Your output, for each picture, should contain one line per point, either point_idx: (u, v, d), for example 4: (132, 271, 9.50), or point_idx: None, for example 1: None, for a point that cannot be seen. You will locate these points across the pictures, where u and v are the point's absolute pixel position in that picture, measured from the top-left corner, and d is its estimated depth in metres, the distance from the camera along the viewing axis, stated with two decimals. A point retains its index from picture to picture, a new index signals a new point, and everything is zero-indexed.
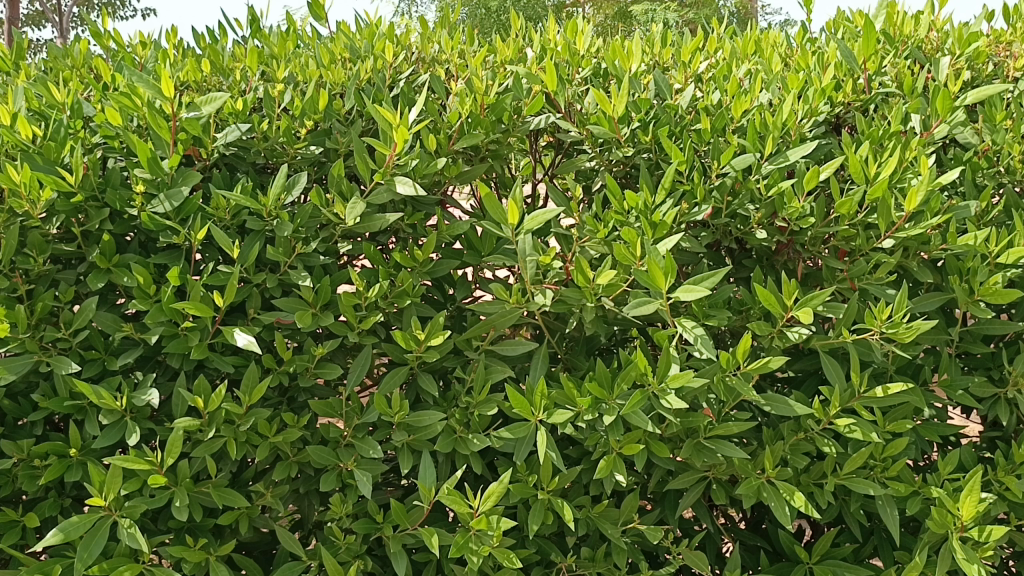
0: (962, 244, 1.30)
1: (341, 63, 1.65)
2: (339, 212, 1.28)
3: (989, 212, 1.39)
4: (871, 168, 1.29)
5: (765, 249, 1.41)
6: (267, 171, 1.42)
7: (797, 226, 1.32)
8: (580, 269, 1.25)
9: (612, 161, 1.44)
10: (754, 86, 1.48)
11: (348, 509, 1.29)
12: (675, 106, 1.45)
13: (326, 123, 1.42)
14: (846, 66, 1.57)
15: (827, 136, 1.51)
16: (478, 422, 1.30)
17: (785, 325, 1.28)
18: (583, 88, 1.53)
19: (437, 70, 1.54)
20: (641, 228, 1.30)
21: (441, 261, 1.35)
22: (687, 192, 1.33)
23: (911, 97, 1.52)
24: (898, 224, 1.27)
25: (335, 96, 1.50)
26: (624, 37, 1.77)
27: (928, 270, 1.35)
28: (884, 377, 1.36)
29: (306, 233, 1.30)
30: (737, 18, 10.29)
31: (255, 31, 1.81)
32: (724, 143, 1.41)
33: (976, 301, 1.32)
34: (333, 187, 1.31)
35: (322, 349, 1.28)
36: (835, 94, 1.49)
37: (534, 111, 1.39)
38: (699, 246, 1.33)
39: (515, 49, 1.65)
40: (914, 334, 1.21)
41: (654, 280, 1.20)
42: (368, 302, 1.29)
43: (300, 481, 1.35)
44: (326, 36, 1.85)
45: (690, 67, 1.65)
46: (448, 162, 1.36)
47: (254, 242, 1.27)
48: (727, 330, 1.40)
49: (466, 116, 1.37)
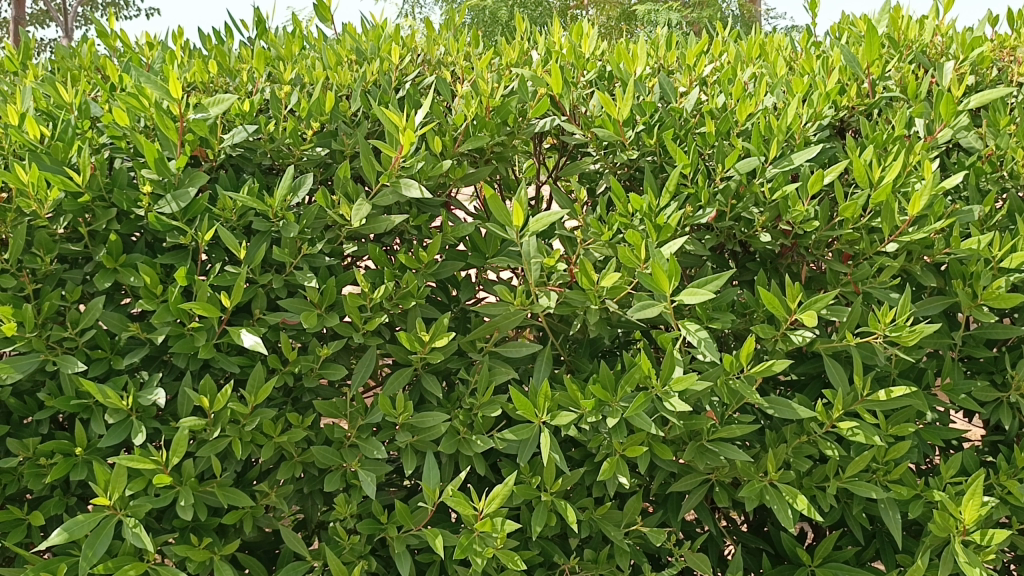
0: (965, 248, 1.30)
1: (347, 65, 1.65)
2: (345, 214, 1.29)
3: (992, 217, 1.39)
4: (875, 171, 1.30)
5: (769, 253, 1.41)
6: (273, 172, 1.42)
7: (800, 230, 1.32)
8: (584, 272, 1.26)
9: (617, 164, 1.44)
10: (759, 90, 1.48)
11: (352, 509, 1.30)
12: (680, 108, 1.45)
13: (332, 125, 1.43)
14: (850, 70, 1.57)
15: (831, 140, 1.51)
16: (482, 423, 1.31)
17: (788, 328, 1.29)
18: (588, 91, 1.53)
19: (443, 73, 1.55)
20: (645, 231, 1.31)
21: (446, 263, 1.36)
22: (692, 195, 1.34)
23: (915, 101, 1.52)
24: (901, 228, 1.28)
25: (341, 97, 1.51)
26: (629, 40, 1.77)
27: (932, 274, 1.35)
28: (887, 381, 1.37)
29: (312, 234, 1.31)
30: (741, 20, 10.25)
31: (261, 32, 1.82)
32: (729, 146, 1.41)
33: (979, 304, 1.33)
34: (339, 188, 1.31)
35: (328, 350, 1.28)
36: (839, 98, 1.49)
37: (539, 113, 1.40)
38: (703, 248, 1.34)
39: (520, 51, 1.66)
40: (917, 337, 1.21)
41: (657, 282, 1.20)
42: (373, 302, 1.29)
43: (305, 482, 1.36)
44: (332, 38, 1.86)
45: (695, 70, 1.65)
46: (453, 164, 1.36)
47: (260, 243, 1.28)
48: (731, 333, 1.41)
49: (472, 118, 1.37)
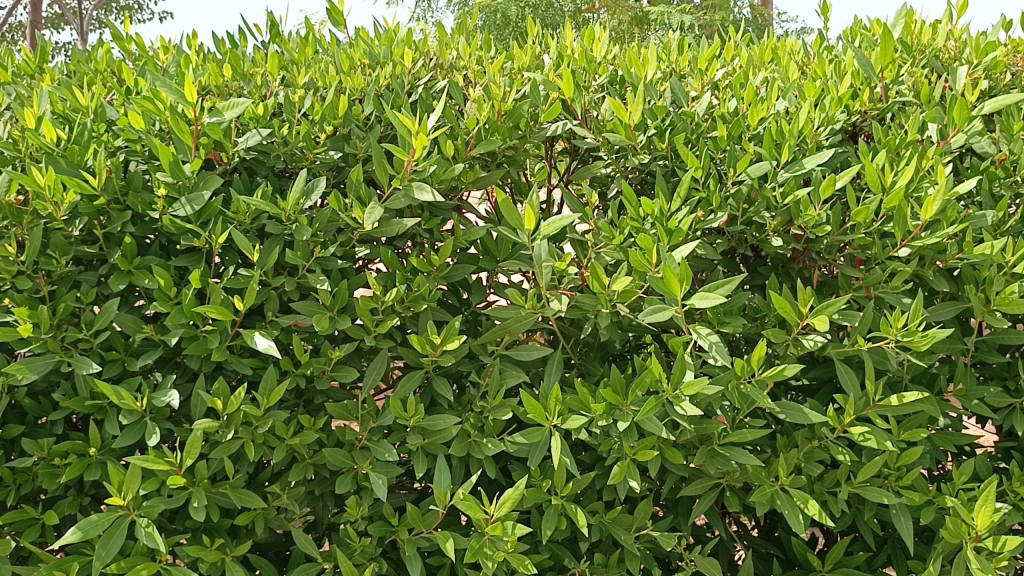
0: (979, 253, 1.29)
1: (360, 69, 1.66)
2: (357, 217, 1.30)
3: (1005, 222, 1.39)
4: (888, 176, 1.29)
5: (781, 257, 1.41)
6: (286, 175, 1.43)
7: (812, 234, 1.32)
8: (596, 275, 1.26)
9: (628, 168, 1.44)
10: (771, 94, 1.48)
11: (363, 512, 1.30)
12: (691, 113, 1.45)
13: (345, 129, 1.43)
14: (863, 75, 1.57)
15: (843, 145, 1.50)
16: (492, 426, 1.31)
17: (800, 333, 1.28)
18: (599, 96, 1.53)
19: (455, 77, 1.55)
20: (657, 235, 1.31)
21: (457, 266, 1.36)
22: (703, 200, 1.34)
23: (928, 106, 1.52)
24: (914, 233, 1.27)
25: (354, 101, 1.51)
26: (641, 45, 1.77)
27: (944, 279, 1.35)
28: (898, 386, 1.36)
29: (324, 237, 1.31)
30: (754, 25, 10.20)
31: (274, 36, 1.83)
32: (741, 150, 1.41)
33: (992, 310, 1.32)
34: (352, 192, 1.32)
35: (340, 352, 1.29)
36: (851, 103, 1.49)
37: (551, 117, 1.40)
38: (715, 253, 1.34)
39: (532, 55, 1.66)
40: (929, 342, 1.21)
41: (669, 287, 1.20)
42: (384, 305, 1.30)
43: (316, 483, 1.36)
44: (345, 42, 1.87)
45: (707, 75, 1.65)
46: (465, 168, 1.36)
47: (273, 246, 1.28)
48: (741, 337, 1.41)
49: (484, 122, 1.38)
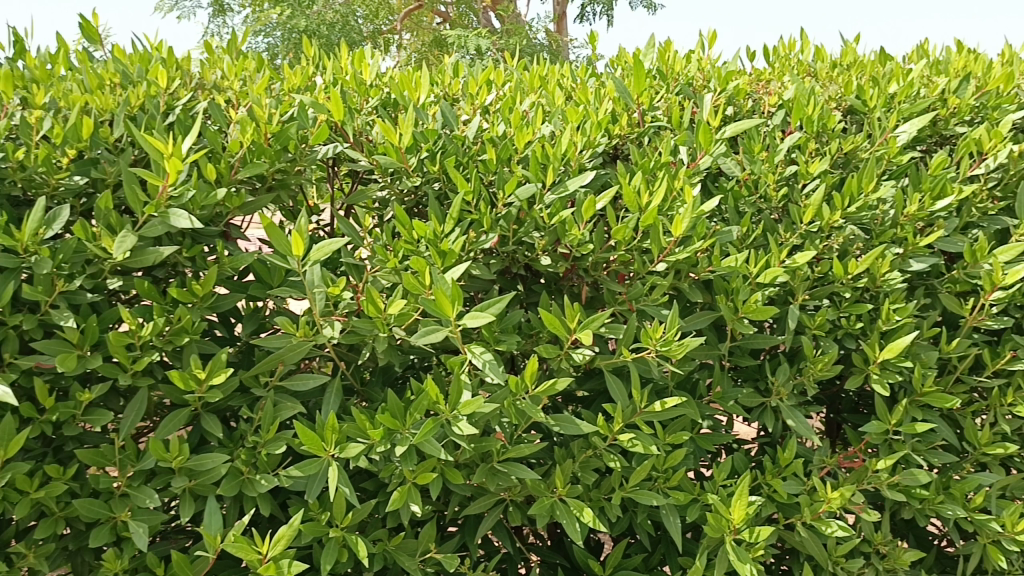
0: (726, 266, 1.40)
1: (110, 90, 1.55)
2: (108, 246, 1.20)
3: (749, 236, 1.52)
4: (643, 197, 1.38)
5: (552, 275, 1.46)
6: (25, 204, 1.31)
7: (577, 252, 1.38)
8: (369, 299, 1.25)
9: (401, 191, 1.44)
10: (536, 119, 1.53)
11: (125, 564, 1.22)
12: (461, 136, 1.48)
13: (94, 152, 1.34)
14: (622, 100, 1.67)
15: (606, 166, 1.59)
16: (266, 461, 1.26)
17: (571, 347, 1.33)
18: (371, 118, 1.53)
19: (218, 98, 1.49)
20: (430, 257, 1.31)
21: (225, 295, 1.31)
22: (474, 222, 1.36)
23: (679, 130, 1.63)
24: (668, 249, 1.37)
25: (105, 122, 1.42)
26: (415, 68, 1.78)
27: (699, 290, 1.45)
28: (663, 393, 1.45)
29: (72, 268, 1.21)
30: (549, 49, 10.65)
31: (16, 53, 1.68)
32: (509, 172, 1.46)
33: (741, 317, 1.44)
34: (102, 220, 1.23)
35: (90, 394, 1.19)
36: (611, 127, 1.58)
37: (319, 139, 1.37)
38: (488, 272, 1.37)
39: (302, 76, 1.63)
40: (685, 349, 1.29)
41: (440, 308, 1.21)
42: (142, 340, 1.21)
43: (69, 539, 1.25)
44: (100, 60, 1.75)
45: (478, 99, 1.68)
46: (230, 193, 1.31)
47: (9, 280, 1.17)
48: (518, 355, 1.44)
49: (247, 144, 1.33)
